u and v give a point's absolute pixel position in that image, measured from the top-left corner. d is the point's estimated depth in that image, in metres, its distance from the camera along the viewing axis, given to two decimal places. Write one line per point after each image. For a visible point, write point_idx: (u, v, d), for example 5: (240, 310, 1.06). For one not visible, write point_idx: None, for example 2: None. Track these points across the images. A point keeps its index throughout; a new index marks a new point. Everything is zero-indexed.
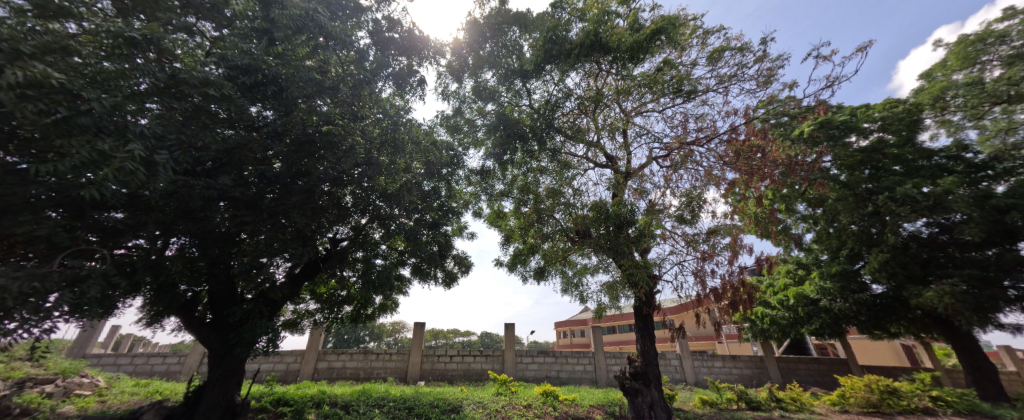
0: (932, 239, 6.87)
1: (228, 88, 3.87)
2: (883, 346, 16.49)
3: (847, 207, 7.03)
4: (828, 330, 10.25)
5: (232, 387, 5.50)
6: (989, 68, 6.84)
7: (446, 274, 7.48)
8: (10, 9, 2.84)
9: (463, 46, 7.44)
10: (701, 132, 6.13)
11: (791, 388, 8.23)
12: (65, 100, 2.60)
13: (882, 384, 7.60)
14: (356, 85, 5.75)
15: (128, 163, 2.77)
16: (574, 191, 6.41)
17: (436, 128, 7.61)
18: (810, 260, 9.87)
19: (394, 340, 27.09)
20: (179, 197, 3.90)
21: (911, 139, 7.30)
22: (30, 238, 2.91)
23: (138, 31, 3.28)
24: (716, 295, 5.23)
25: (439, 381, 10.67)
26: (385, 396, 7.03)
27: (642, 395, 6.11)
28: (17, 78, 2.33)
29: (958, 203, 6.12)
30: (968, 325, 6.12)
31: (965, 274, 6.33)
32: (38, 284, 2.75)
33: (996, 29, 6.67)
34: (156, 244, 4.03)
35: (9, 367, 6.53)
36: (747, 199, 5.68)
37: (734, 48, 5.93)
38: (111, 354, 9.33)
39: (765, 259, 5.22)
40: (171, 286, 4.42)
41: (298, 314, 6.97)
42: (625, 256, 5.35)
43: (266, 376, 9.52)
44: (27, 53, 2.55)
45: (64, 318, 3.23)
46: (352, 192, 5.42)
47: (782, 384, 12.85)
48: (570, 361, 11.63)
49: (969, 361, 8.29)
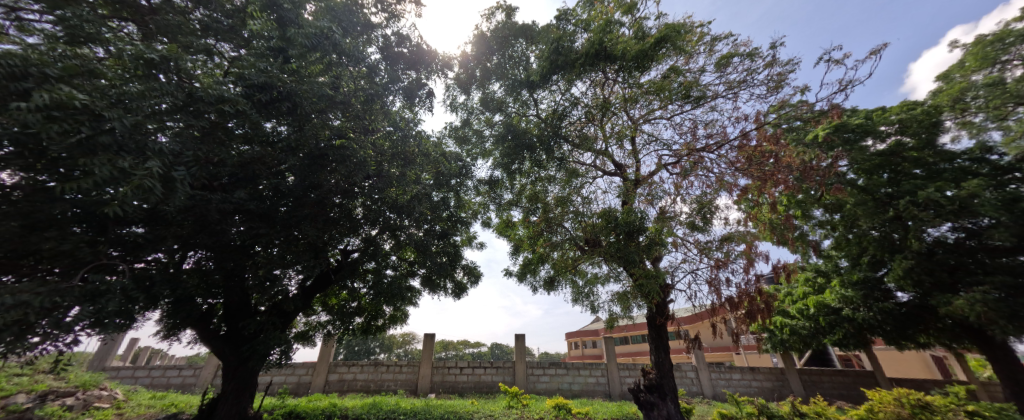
0: (959, 245, 6.47)
1: (242, 104, 3.99)
2: (912, 358, 15.81)
3: (866, 212, 6.75)
4: (853, 341, 9.96)
5: (245, 399, 5.54)
6: (1011, 68, 6.41)
7: (456, 285, 7.50)
8: (45, 36, 3.10)
9: (470, 59, 7.82)
10: (711, 138, 6.04)
11: (815, 403, 7.69)
12: (89, 120, 2.71)
13: (913, 398, 7.00)
14: (369, 99, 5.81)
15: (147, 180, 2.86)
16: (583, 200, 6.36)
17: (445, 139, 7.75)
18: (829, 267, 9.28)
19: (405, 352, 27.37)
20: (196, 210, 4.00)
21: (931, 142, 7.06)
22: (55, 254, 3.04)
23: (158, 53, 3.43)
24: (732, 304, 5.07)
25: (449, 394, 10.50)
26: (396, 409, 6.93)
27: (658, 409, 5.92)
28: (42, 100, 2.47)
29: (985, 206, 5.74)
30: (1003, 335, 5.72)
31: (997, 281, 5.93)
32: (59, 299, 2.82)
33: (1015, 28, 6.39)
34: (174, 257, 4.13)
35: (33, 380, 6.76)
36: (760, 206, 5.49)
37: (743, 53, 5.87)
38: (129, 367, 9.55)
39: (783, 267, 5.01)
40: (188, 298, 4.53)
41: (310, 326, 6.96)
42: (637, 264, 5.22)
43: (278, 388, 9.60)
44: (55, 77, 2.73)
45: (86, 332, 3.29)
46: (363, 204, 5.50)
47: (805, 397, 12.36)
48: (583, 372, 11.40)
49: (1007, 373, 7.59)
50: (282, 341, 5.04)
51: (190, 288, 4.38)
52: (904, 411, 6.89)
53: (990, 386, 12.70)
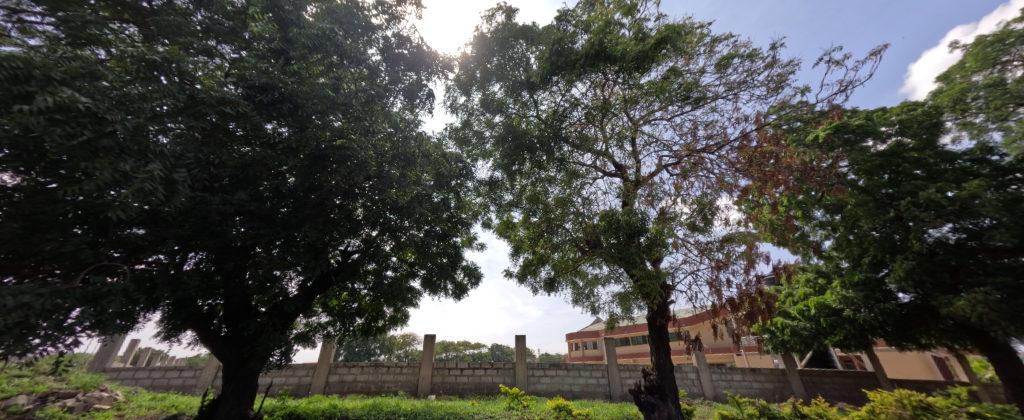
0: (960, 245, 6.48)
1: (244, 106, 4.02)
2: (913, 359, 15.76)
3: (867, 213, 6.74)
4: (854, 342, 9.95)
5: (245, 400, 5.54)
6: (1011, 69, 6.42)
7: (457, 286, 7.51)
8: (46, 38, 3.11)
9: (470, 60, 7.84)
10: (711, 139, 6.04)
11: (816, 405, 7.65)
12: (92, 123, 2.72)
13: (914, 399, 6.98)
14: (370, 100, 5.81)
15: (148, 183, 2.86)
16: (583, 201, 6.35)
17: (445, 140, 7.75)
18: (830, 268, 9.32)
19: (405, 353, 27.37)
20: (197, 212, 4.00)
21: (931, 142, 7.01)
22: (57, 255, 3.04)
23: (159, 55, 3.44)
24: (733, 305, 5.06)
25: (450, 395, 10.49)
26: (396, 411, 6.92)
27: (658, 410, 5.90)
28: (45, 103, 2.48)
29: (986, 207, 5.74)
30: (1005, 336, 5.70)
31: (999, 282, 5.92)
32: (60, 301, 2.82)
33: (1015, 29, 6.40)
34: (175, 258, 4.13)
35: (33, 381, 6.76)
36: (761, 206, 5.49)
37: (743, 54, 5.86)
38: (129, 368, 9.55)
39: (784, 268, 5.00)
40: (189, 300, 4.53)
41: (310, 327, 6.96)
42: (638, 266, 5.22)
43: (279, 389, 9.59)
44: (58, 80, 2.74)
45: (87, 333, 3.29)
46: (363, 205, 5.54)
47: (806, 398, 12.33)
48: (583, 374, 11.37)
49: (1009, 375, 7.55)
50: (282, 342, 5.04)
51: (191, 289, 4.37)
52: (905, 412, 6.87)
53: (992, 387, 12.65)
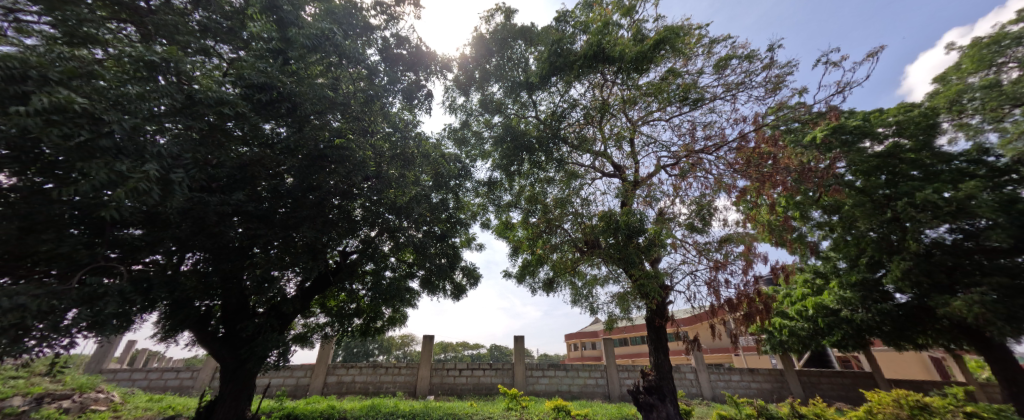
0: (956, 246, 6.51)
1: (242, 106, 4.06)
2: (910, 359, 15.82)
3: (864, 213, 6.77)
4: (851, 342, 9.98)
5: (242, 401, 5.52)
6: (1007, 70, 6.46)
7: (455, 287, 7.50)
8: (42, 37, 3.09)
9: (469, 60, 7.86)
10: (709, 140, 6.05)
11: (814, 405, 7.67)
12: (88, 123, 2.71)
13: (911, 399, 7.01)
14: (369, 100, 5.80)
15: (143, 183, 2.84)
16: (582, 201, 6.36)
17: (444, 140, 7.75)
18: (828, 269, 9.38)
19: (404, 353, 27.34)
20: (194, 213, 3.99)
21: (928, 144, 7.06)
22: (53, 256, 3.03)
23: (157, 55, 3.43)
24: (731, 306, 5.08)
25: (449, 396, 10.49)
26: (394, 412, 6.90)
27: (657, 410, 5.90)
28: (41, 104, 2.47)
29: (982, 208, 5.78)
30: (1001, 336, 5.73)
31: (995, 283, 5.96)
32: (56, 303, 2.81)
33: (1010, 31, 6.44)
34: (172, 259, 4.12)
35: (30, 383, 6.72)
36: (759, 207, 5.51)
37: (741, 56, 5.89)
38: (126, 369, 9.51)
39: (782, 268, 5.00)
40: (186, 301, 4.51)
41: (309, 328, 6.94)
42: (636, 266, 5.23)
43: (277, 390, 9.55)
44: (55, 80, 2.72)
45: (83, 334, 3.27)
46: (362, 205, 5.50)
47: (804, 399, 12.36)
48: (582, 374, 11.37)
49: (1005, 375, 7.58)
50: (280, 343, 5.02)
51: (188, 290, 4.35)
52: (902, 412, 6.89)
53: (989, 388, 12.70)
